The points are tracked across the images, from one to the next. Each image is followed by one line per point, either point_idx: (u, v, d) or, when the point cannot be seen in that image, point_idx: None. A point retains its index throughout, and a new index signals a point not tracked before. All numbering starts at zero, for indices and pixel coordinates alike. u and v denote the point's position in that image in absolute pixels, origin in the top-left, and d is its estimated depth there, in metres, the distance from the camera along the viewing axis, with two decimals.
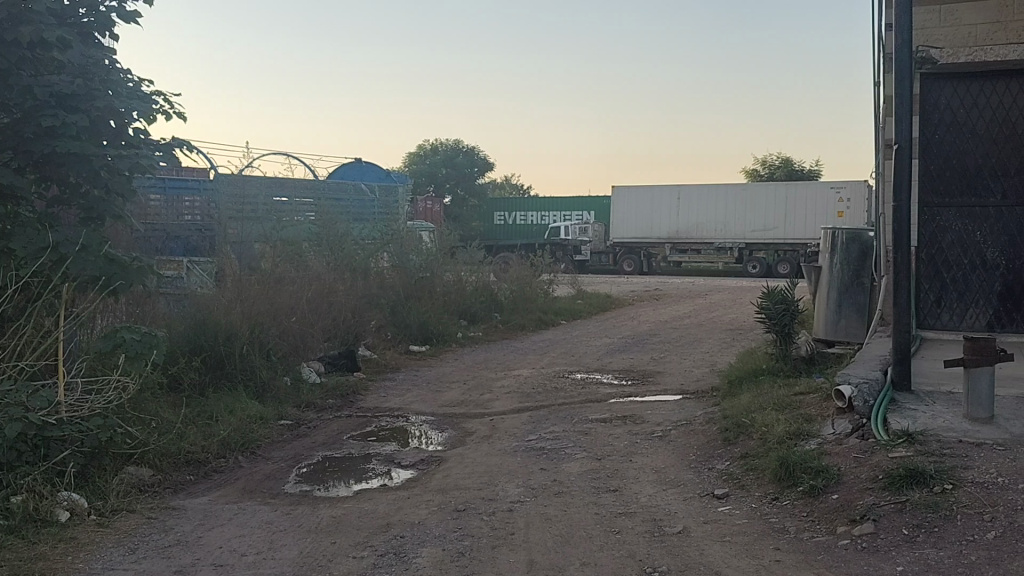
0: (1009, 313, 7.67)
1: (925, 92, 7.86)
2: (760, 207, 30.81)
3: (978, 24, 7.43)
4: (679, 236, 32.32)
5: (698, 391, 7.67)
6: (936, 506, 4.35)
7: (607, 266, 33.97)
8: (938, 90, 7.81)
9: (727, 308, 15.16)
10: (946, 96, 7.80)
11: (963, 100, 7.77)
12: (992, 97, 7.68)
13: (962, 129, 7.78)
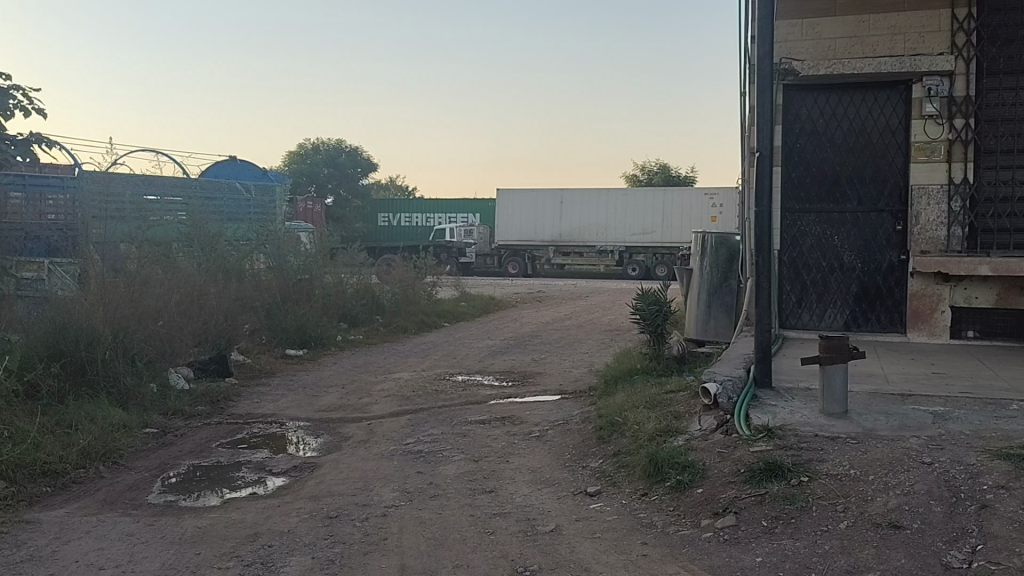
0: (863, 313, 8.16)
1: (788, 103, 8.27)
2: (643, 213, 31.59)
3: (837, 38, 7.90)
4: (564, 240, 32.83)
5: (577, 392, 7.79)
6: (794, 499, 4.55)
7: (492, 268, 34.29)
8: (800, 101, 8.24)
9: (604, 309, 15.56)
10: (807, 107, 8.24)
11: (822, 110, 8.19)
12: (849, 108, 8.12)
13: (821, 138, 8.20)
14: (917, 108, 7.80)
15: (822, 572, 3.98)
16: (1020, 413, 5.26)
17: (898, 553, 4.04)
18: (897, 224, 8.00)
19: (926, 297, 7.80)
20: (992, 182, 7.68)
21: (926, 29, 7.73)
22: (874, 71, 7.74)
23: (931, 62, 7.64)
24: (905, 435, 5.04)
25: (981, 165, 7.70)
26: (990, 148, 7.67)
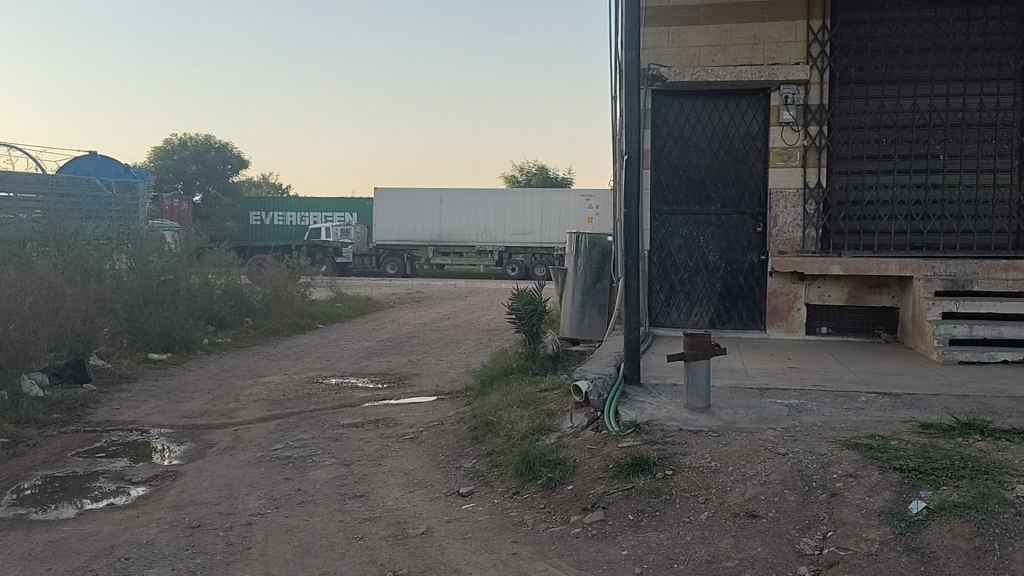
0: (726, 311, 8.52)
1: (656, 107, 8.51)
2: (522, 214, 31.97)
3: (701, 46, 8.22)
4: (442, 240, 32.84)
5: (453, 392, 7.82)
6: (658, 492, 4.69)
7: (371, 269, 33.96)
8: (667, 105, 8.50)
9: (481, 309, 15.67)
10: (673, 112, 8.51)
11: (688, 115, 8.47)
12: (713, 113, 8.44)
13: (687, 142, 8.48)
14: (776, 115, 8.19)
15: (684, 563, 4.12)
16: (866, 404, 5.60)
17: (755, 541, 4.21)
18: (757, 226, 8.38)
19: (784, 295, 8.21)
20: (844, 186, 8.27)
21: (784, 40, 8.15)
22: (737, 78, 8.11)
23: (788, 71, 8.06)
24: (763, 428, 5.27)
25: (834, 170, 8.26)
26: (842, 154, 8.23)
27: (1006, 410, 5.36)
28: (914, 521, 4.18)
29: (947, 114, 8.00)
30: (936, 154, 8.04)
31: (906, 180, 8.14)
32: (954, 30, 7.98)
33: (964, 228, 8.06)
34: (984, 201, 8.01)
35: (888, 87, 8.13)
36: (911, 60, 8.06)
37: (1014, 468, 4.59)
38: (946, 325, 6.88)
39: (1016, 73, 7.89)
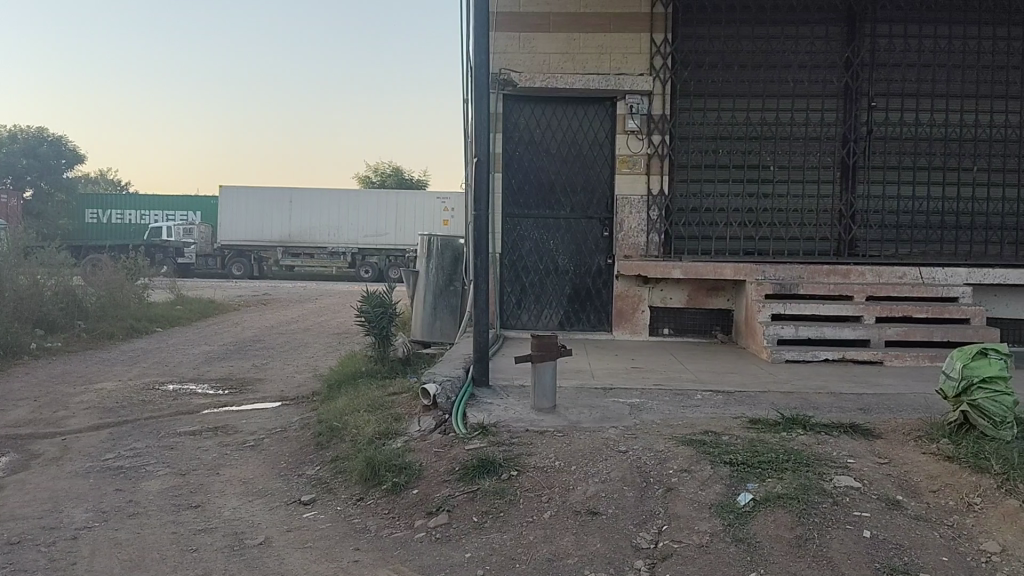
0: (574, 313, 8.76)
1: (507, 112, 8.65)
2: (378, 216, 31.71)
3: (550, 54, 8.47)
4: (293, 241, 31.89)
5: (298, 398, 7.64)
6: (503, 493, 4.73)
7: (215, 270, 32.92)
8: (518, 110, 8.66)
9: (333, 312, 15.42)
10: (523, 117, 8.67)
11: (537, 121, 8.67)
12: (562, 119, 8.68)
13: (538, 147, 8.67)
14: (621, 123, 8.53)
15: (525, 562, 4.17)
16: (702, 401, 5.87)
17: (594, 538, 4.32)
18: (604, 230, 8.69)
19: (629, 298, 8.49)
20: (685, 193, 8.70)
21: (628, 51, 8.51)
22: (584, 86, 8.37)
23: (632, 81, 8.42)
24: (605, 426, 5.42)
25: (676, 178, 8.67)
26: (683, 162, 8.65)
27: (825, 406, 5.75)
28: (741, 513, 4.41)
29: (777, 127, 8.64)
30: (767, 165, 8.65)
31: (739, 189, 8.71)
32: (784, 48, 8.61)
33: (791, 235, 8.69)
34: (809, 210, 8.69)
35: (724, 100, 8.67)
36: (745, 75, 8.64)
37: (832, 460, 4.93)
38: (775, 325, 7.30)
39: (838, 90, 8.62)
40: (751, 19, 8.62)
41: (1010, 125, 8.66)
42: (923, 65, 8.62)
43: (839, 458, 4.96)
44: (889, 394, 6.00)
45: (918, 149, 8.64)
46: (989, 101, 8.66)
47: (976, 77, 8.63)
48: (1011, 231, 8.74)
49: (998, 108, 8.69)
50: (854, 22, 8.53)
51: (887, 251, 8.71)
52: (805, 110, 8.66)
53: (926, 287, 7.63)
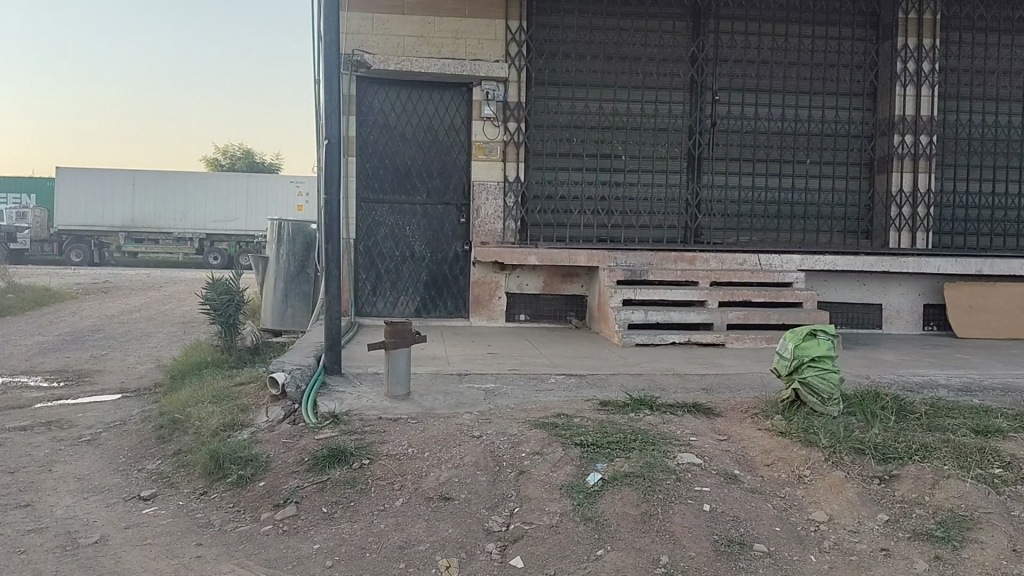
0: (431, 300, 8.77)
1: (360, 94, 8.56)
2: (231, 201, 30.60)
3: (404, 36, 8.44)
4: (136, 226, 30.20)
5: (141, 390, 7.25)
6: (353, 482, 4.65)
7: (51, 256, 30.90)
8: (372, 93, 8.58)
9: (181, 300, 14.78)
10: (378, 100, 8.60)
11: (391, 105, 8.63)
12: (417, 104, 8.67)
13: (392, 131, 8.62)
14: (477, 110, 8.58)
15: (376, 551, 4.10)
16: (554, 384, 5.98)
17: (445, 523, 4.30)
18: (460, 217, 8.75)
19: (486, 284, 8.54)
20: (540, 181, 8.95)
21: (485, 38, 8.57)
22: (440, 70, 8.37)
23: (488, 68, 8.48)
24: (459, 412, 5.42)
25: (531, 165, 8.89)
26: (538, 150, 8.90)
27: (670, 386, 5.98)
28: (590, 493, 4.51)
29: (628, 117, 9.04)
30: (618, 154, 9.07)
31: (593, 177, 9.06)
32: (634, 41, 9.00)
33: (641, 223, 9.15)
34: (656, 199, 9.19)
35: (577, 90, 8.97)
36: (597, 65, 8.96)
37: (676, 438, 5.13)
38: (627, 310, 7.52)
39: (684, 83, 9.12)
40: (603, 11, 8.92)
41: (839, 121, 9.42)
42: (762, 62, 9.28)
43: (683, 436, 5.17)
44: (729, 375, 6.31)
45: (757, 142, 9.30)
46: (821, 97, 9.39)
47: (809, 74, 9.34)
48: (840, 221, 9.54)
49: (829, 103, 9.42)
50: (699, 18, 9.03)
51: (729, 238, 9.34)
52: (654, 101, 9.10)
53: (766, 273, 8.08)
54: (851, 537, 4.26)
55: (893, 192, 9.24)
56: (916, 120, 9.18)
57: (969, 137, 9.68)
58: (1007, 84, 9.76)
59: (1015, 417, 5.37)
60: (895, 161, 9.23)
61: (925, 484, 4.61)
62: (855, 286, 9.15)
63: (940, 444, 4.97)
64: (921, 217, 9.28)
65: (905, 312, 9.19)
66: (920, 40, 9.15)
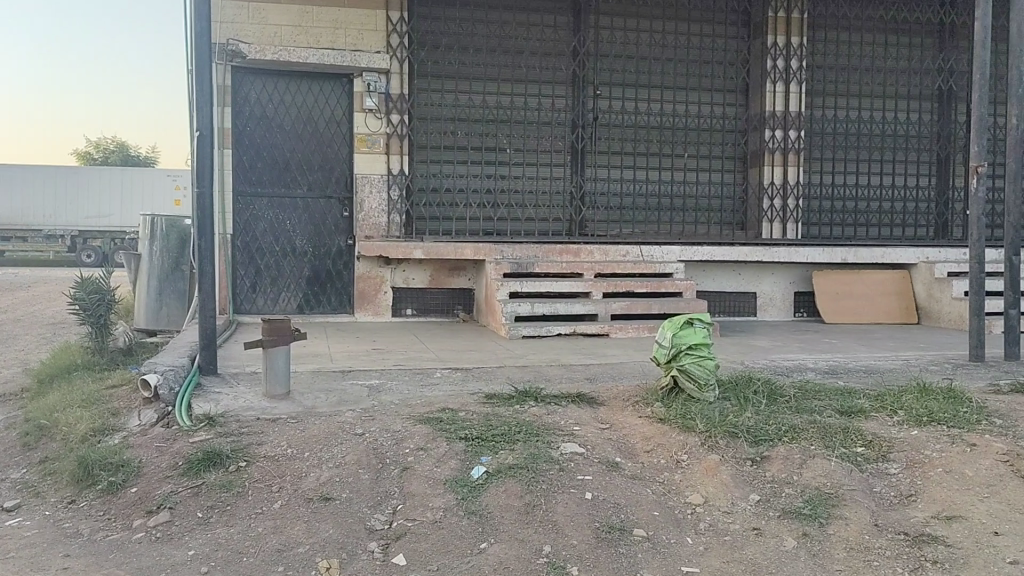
0: (314, 296, 8.77)
1: (236, 85, 8.47)
2: (105, 196, 29.15)
3: (281, 26, 8.42)
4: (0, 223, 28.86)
5: (6, 396, 6.84)
6: (230, 486, 4.50)
7: None
8: (248, 84, 8.50)
9: (50, 300, 14.10)
10: (254, 91, 8.53)
11: (269, 95, 8.56)
12: (296, 95, 8.63)
13: (270, 123, 8.57)
14: (359, 102, 8.61)
15: (254, 555, 3.97)
16: (439, 378, 5.96)
17: (326, 524, 4.21)
18: (344, 210, 8.79)
19: (370, 279, 8.69)
20: (425, 174, 9.10)
21: (365, 27, 8.63)
22: (319, 61, 8.38)
23: (369, 58, 8.52)
24: (341, 410, 5.34)
25: (415, 158, 9.06)
26: (422, 143, 9.06)
27: (555, 377, 6.06)
28: (474, 486, 4.51)
29: (512, 111, 9.33)
30: (503, 148, 9.32)
31: (478, 170, 9.27)
32: (516, 34, 9.30)
33: (527, 216, 9.44)
34: (541, 192, 9.50)
35: (461, 83, 9.16)
36: (480, 58, 9.19)
37: (560, 429, 5.18)
38: (513, 303, 7.55)
39: (567, 77, 9.48)
40: (484, 4, 9.15)
41: (713, 116, 9.95)
42: (641, 57, 9.69)
43: (567, 427, 5.22)
44: (612, 364, 6.43)
45: (636, 136, 9.75)
46: (695, 94, 9.89)
47: (684, 70, 9.82)
48: (717, 212, 10.02)
49: (703, 99, 9.94)
50: (579, 14, 9.38)
51: (611, 231, 9.76)
52: (537, 95, 9.41)
53: (649, 264, 8.27)
54: (725, 518, 4.40)
55: (765, 184, 9.73)
56: (785, 116, 9.65)
57: (833, 132, 10.25)
58: (868, 81, 10.36)
59: (876, 398, 5.67)
60: (767, 155, 9.73)
61: (794, 464, 4.81)
62: (732, 275, 9.49)
63: (808, 426, 5.20)
64: (791, 209, 9.80)
65: (778, 299, 9.59)
66: (787, 38, 9.63)
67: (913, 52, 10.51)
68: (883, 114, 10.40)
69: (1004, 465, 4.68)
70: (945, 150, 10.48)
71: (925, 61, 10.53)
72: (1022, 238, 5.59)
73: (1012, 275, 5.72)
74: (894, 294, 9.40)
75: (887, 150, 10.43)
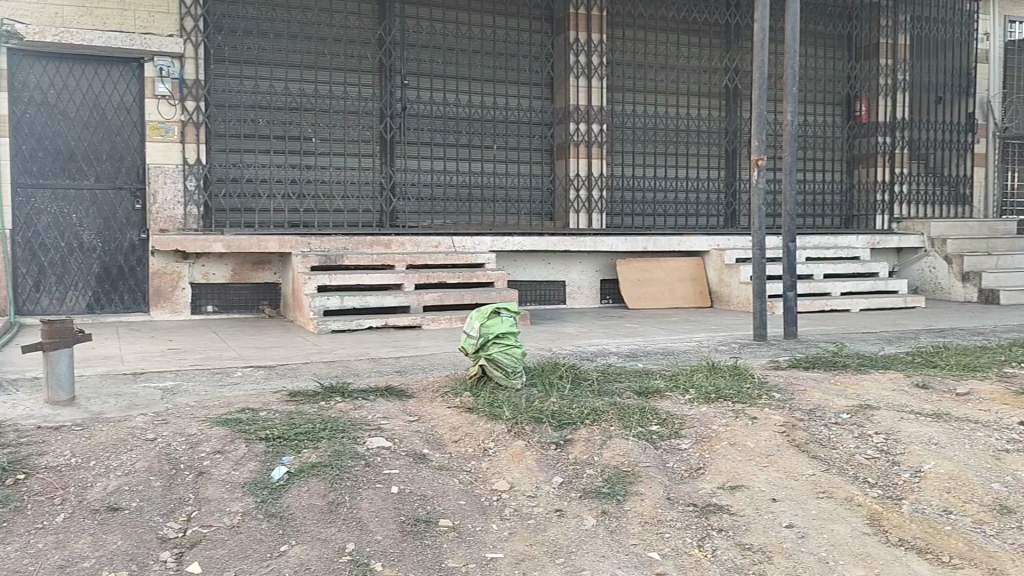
0: (105, 294, 8.40)
1: (13, 68, 7.95)
2: None
3: (64, 6, 8.02)
4: None
5: None
6: (6, 501, 4.11)
7: None
8: (27, 67, 8.01)
9: None
10: (35, 75, 8.05)
11: (52, 81, 8.10)
12: (81, 80, 8.21)
13: (52, 110, 8.11)
14: (150, 87, 8.35)
15: (32, 573, 3.64)
16: (240, 377, 5.78)
17: (114, 535, 3.94)
18: (136, 202, 8.47)
19: (166, 275, 8.45)
20: (224, 164, 8.94)
21: (155, 10, 8.35)
22: (103, 44, 8.05)
23: (161, 42, 8.29)
24: (132, 415, 5.07)
25: (213, 147, 8.88)
26: (220, 131, 8.89)
27: (362, 371, 6.00)
28: (275, 488, 4.37)
29: (316, 100, 9.35)
30: (308, 137, 9.32)
31: (281, 160, 9.22)
32: (319, 20, 9.33)
33: (334, 208, 9.49)
34: (349, 182, 9.56)
35: (262, 70, 9.09)
36: (283, 43, 9.17)
37: (367, 424, 5.12)
38: (322, 297, 7.42)
39: (373, 66, 9.61)
40: None
41: (520, 108, 10.34)
42: (448, 48, 9.97)
43: (373, 421, 5.17)
44: (423, 356, 6.47)
45: (443, 126, 9.92)
46: (503, 86, 10.24)
47: (491, 63, 10.18)
48: (525, 203, 10.44)
49: (511, 91, 10.34)
50: (383, 3, 9.52)
51: (423, 222, 9.88)
52: (343, 83, 9.53)
53: (463, 257, 8.38)
54: (529, 501, 4.48)
55: (572, 176, 10.20)
56: (588, 109, 10.21)
57: (633, 126, 10.76)
58: (663, 79, 10.98)
59: (672, 377, 5.99)
60: (572, 147, 10.23)
61: (595, 445, 4.98)
62: (544, 265, 9.76)
63: (608, 407, 5.41)
64: (596, 199, 10.31)
65: (586, 287, 9.95)
66: (588, 35, 10.16)
67: (703, 52, 11.22)
68: (676, 110, 11.02)
69: (782, 436, 5.07)
70: (732, 144, 11.25)
71: (714, 61, 11.25)
72: (797, 226, 6.03)
73: (788, 260, 6.17)
74: (690, 280, 9.99)
75: (682, 145, 11.04)
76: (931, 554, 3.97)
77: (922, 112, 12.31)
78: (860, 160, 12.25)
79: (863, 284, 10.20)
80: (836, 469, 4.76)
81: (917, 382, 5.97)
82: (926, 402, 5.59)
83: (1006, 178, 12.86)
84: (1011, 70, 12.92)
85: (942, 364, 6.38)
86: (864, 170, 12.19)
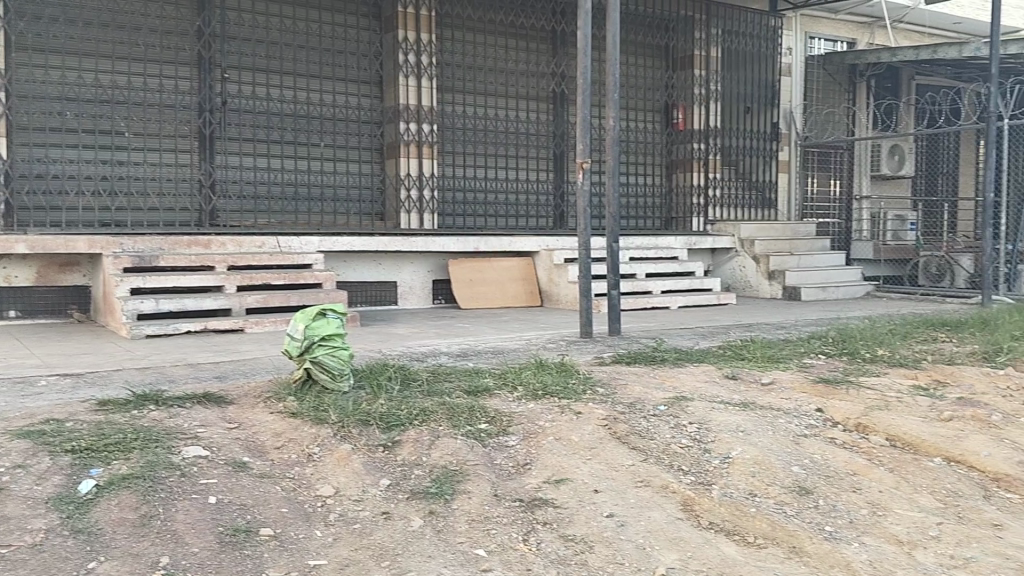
0: None
1: None
2: None
3: None
4: None
5: None
6: None
7: None
8: None
9: None
10: None
11: None
12: None
13: None
14: None
15: None
16: (45, 387, 5.44)
17: None
18: None
19: None
20: (26, 159, 8.41)
21: None
22: None
23: None
24: None
25: (13, 141, 8.34)
26: (22, 124, 8.36)
27: (180, 377, 5.79)
28: (82, 502, 4.14)
29: (129, 92, 8.94)
30: (120, 131, 8.89)
31: (89, 156, 8.77)
32: (132, 9, 8.94)
33: (149, 206, 9.11)
34: (166, 180, 9.19)
35: (67, 59, 8.64)
36: (91, 32, 8.74)
37: (183, 432, 4.94)
38: (134, 301, 7.10)
39: (191, 58, 9.30)
40: None
41: (348, 106, 10.27)
42: (272, 42, 9.75)
43: (190, 429, 5.00)
44: (245, 361, 6.32)
45: (267, 122, 9.70)
46: (330, 83, 10.16)
47: (318, 59, 10.04)
48: (355, 202, 10.37)
49: (338, 89, 10.25)
50: None
51: (246, 221, 9.64)
52: (159, 76, 9.17)
53: (287, 258, 8.27)
54: (355, 505, 4.45)
55: (403, 175, 10.21)
56: (418, 109, 10.25)
57: (463, 127, 10.89)
58: (492, 81, 11.18)
59: (501, 376, 6.13)
60: (402, 146, 10.23)
61: (423, 445, 5.01)
62: (377, 265, 9.72)
63: (436, 408, 5.47)
64: (427, 200, 10.38)
65: (418, 287, 9.99)
66: (417, 35, 10.20)
67: (530, 56, 11.52)
68: (504, 112, 11.25)
69: (603, 429, 5.28)
70: (559, 148, 11.61)
71: (542, 65, 11.58)
72: (618, 228, 6.30)
73: (612, 260, 6.43)
74: (521, 279, 10.24)
75: (512, 146, 11.27)
76: (737, 536, 4.25)
77: (735, 119, 13.12)
78: (678, 164, 12.91)
79: (680, 283, 10.77)
80: (653, 459, 5.00)
81: (726, 374, 6.38)
82: (735, 393, 5.97)
83: (806, 184, 13.89)
84: (812, 83, 13.98)
85: (749, 356, 6.84)
86: (682, 174, 12.86)
